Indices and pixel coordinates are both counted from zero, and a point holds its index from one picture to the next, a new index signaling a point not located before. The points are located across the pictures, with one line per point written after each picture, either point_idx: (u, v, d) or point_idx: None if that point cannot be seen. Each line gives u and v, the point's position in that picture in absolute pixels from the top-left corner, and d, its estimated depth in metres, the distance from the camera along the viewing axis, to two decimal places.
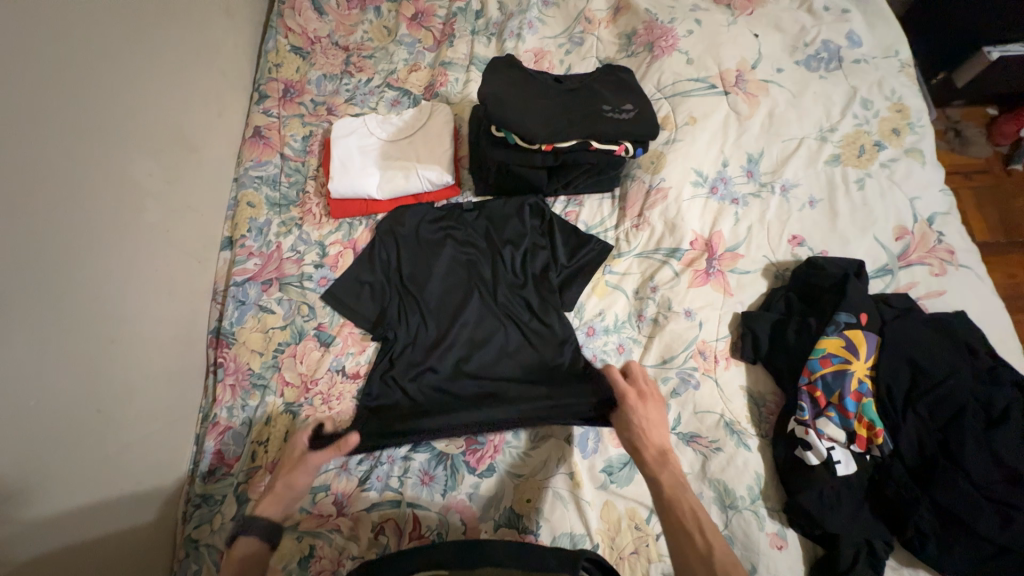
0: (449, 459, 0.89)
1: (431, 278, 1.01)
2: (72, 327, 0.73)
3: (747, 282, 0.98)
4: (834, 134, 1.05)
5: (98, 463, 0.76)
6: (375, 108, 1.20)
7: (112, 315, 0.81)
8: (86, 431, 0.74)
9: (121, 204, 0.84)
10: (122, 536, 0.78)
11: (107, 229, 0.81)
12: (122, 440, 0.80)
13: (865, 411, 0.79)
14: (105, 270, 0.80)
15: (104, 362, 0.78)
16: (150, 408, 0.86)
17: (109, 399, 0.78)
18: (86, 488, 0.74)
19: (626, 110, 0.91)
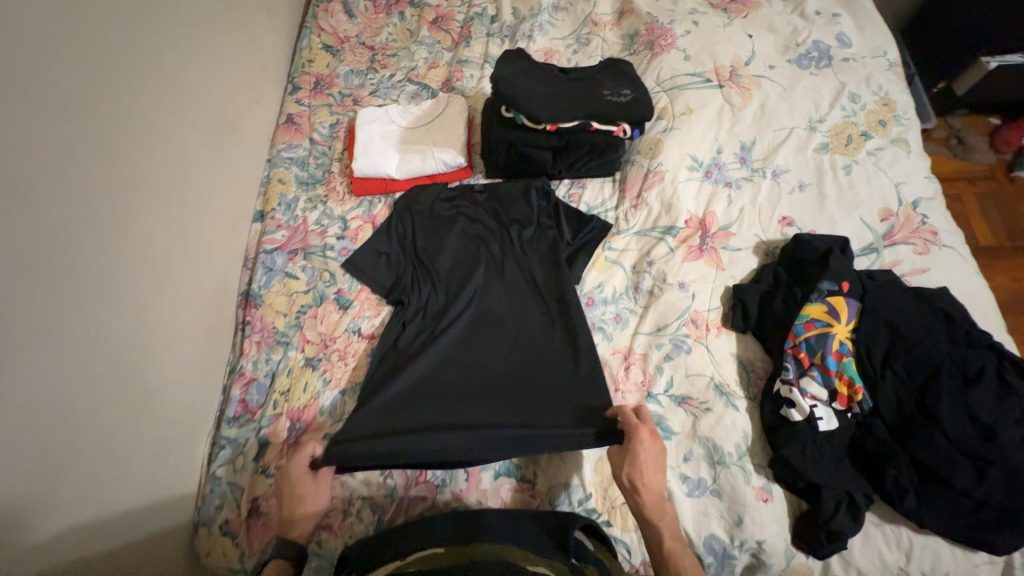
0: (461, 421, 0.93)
1: (442, 251, 1.09)
2: (137, 272, 0.83)
3: (738, 259, 1.04)
4: (823, 125, 1.12)
5: (150, 396, 0.85)
6: (396, 100, 1.31)
7: (166, 267, 0.91)
8: (143, 365, 0.83)
9: (174, 169, 0.95)
10: (162, 466, 0.87)
11: (166, 193, 0.92)
12: (167, 379, 0.89)
13: (846, 370, 0.84)
14: (160, 229, 0.90)
15: (159, 307, 0.88)
16: (189, 355, 0.95)
17: (156, 340, 0.87)
18: (143, 417, 0.83)
19: (623, 95, 1.00)
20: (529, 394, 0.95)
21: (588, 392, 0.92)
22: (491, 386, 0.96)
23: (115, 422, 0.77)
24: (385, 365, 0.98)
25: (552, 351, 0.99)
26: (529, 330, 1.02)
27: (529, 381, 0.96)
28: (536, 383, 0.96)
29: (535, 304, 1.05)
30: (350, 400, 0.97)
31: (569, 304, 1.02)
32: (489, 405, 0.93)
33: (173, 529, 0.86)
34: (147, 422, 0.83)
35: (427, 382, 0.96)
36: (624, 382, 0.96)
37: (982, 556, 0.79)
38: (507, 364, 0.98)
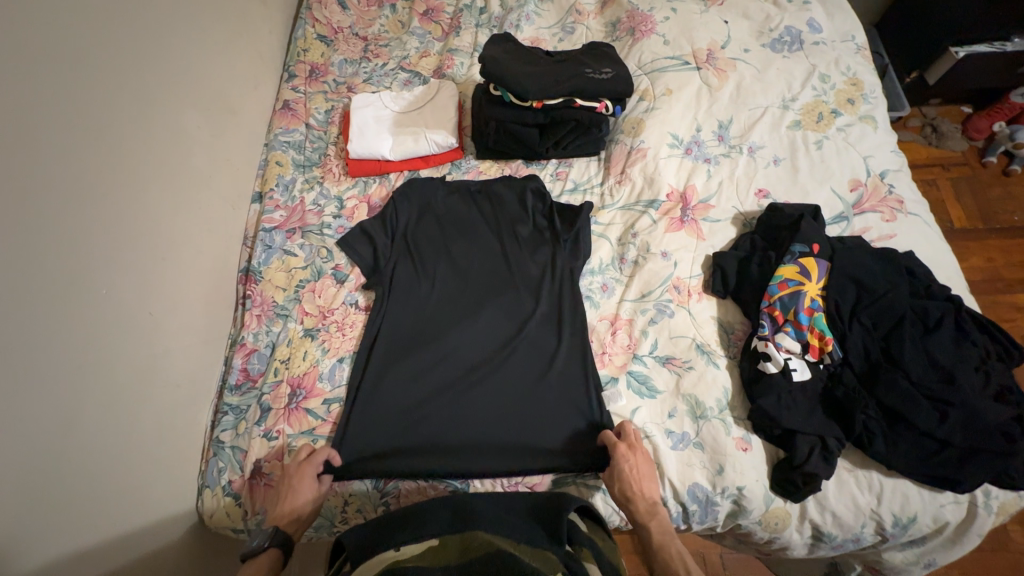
0: (463, 401, 0.97)
1: (436, 239, 1.13)
2: (138, 240, 0.87)
3: (718, 229, 1.09)
4: (796, 103, 1.18)
5: (154, 358, 0.88)
6: (389, 87, 1.36)
7: (168, 239, 0.95)
8: (146, 329, 0.87)
9: (174, 146, 0.99)
10: (168, 428, 0.90)
11: (166, 169, 0.96)
12: (170, 344, 0.92)
13: (817, 323, 0.89)
14: (161, 202, 0.93)
15: (159, 276, 0.91)
16: (191, 324, 0.99)
17: (158, 306, 0.90)
18: (146, 379, 0.86)
19: (605, 73, 1.05)
20: (517, 395, 0.98)
21: (578, 370, 0.99)
22: (486, 388, 0.98)
23: (120, 380, 0.80)
24: (390, 346, 1.03)
25: (540, 351, 1.02)
26: (519, 328, 1.04)
27: (528, 361, 1.01)
28: (532, 376, 0.99)
29: (535, 297, 1.07)
30: (349, 367, 1.01)
31: (562, 293, 1.06)
32: (483, 409, 0.97)
33: (178, 490, 0.90)
34: (151, 384, 0.87)
35: (418, 381, 1.00)
36: (611, 347, 1.02)
37: (948, 496, 0.84)
38: (507, 355, 1.01)
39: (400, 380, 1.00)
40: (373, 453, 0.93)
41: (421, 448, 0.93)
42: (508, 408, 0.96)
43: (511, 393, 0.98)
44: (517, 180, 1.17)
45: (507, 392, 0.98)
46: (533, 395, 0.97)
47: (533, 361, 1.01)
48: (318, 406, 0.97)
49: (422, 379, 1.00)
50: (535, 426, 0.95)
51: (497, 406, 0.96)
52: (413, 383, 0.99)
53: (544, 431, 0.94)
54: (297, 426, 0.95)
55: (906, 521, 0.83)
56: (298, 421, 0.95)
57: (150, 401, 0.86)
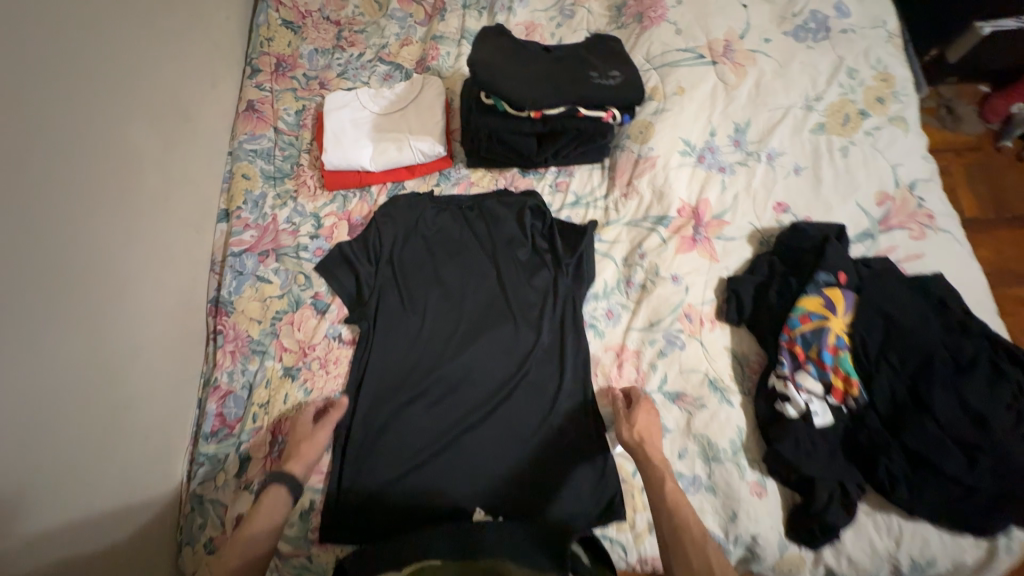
0: (462, 448, 0.91)
1: (425, 264, 1.03)
2: (84, 283, 0.76)
3: (732, 248, 1.00)
4: (820, 103, 1.07)
5: (115, 415, 0.79)
6: (367, 83, 1.21)
7: (121, 276, 0.83)
8: (103, 383, 0.77)
9: (122, 167, 0.86)
10: (135, 488, 0.82)
11: (113, 193, 0.83)
12: (134, 395, 0.83)
13: (842, 364, 0.81)
14: (109, 234, 0.81)
15: (114, 319, 0.81)
16: (158, 369, 0.89)
17: (115, 357, 0.80)
18: (107, 440, 0.77)
19: (612, 77, 0.92)
20: (520, 438, 0.92)
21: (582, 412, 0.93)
22: (487, 432, 0.92)
23: (73, 451, 0.71)
24: (379, 386, 0.95)
25: (541, 390, 0.95)
26: (519, 366, 0.97)
27: (530, 399, 0.94)
28: (536, 419, 0.93)
29: (537, 330, 0.99)
30: (335, 410, 0.94)
31: (564, 326, 0.98)
32: (485, 454, 0.91)
33: (151, 556, 0.82)
34: (113, 444, 0.78)
35: (413, 426, 0.93)
36: (617, 381, 0.95)
37: (969, 538, 0.79)
38: (507, 396, 0.94)
39: (393, 424, 0.93)
40: (368, 507, 0.87)
41: (420, 498, 0.87)
42: (509, 455, 0.91)
43: (512, 439, 0.92)
44: (515, 197, 1.07)
45: (508, 438, 0.92)
46: (535, 439, 0.92)
47: (536, 402, 0.95)
48: None
49: (416, 424, 0.93)
50: (539, 476, 0.89)
51: (499, 453, 0.91)
52: (407, 426, 0.93)
53: (546, 481, 0.89)
54: None
55: (924, 564, 0.78)
56: None
57: (114, 462, 0.78)
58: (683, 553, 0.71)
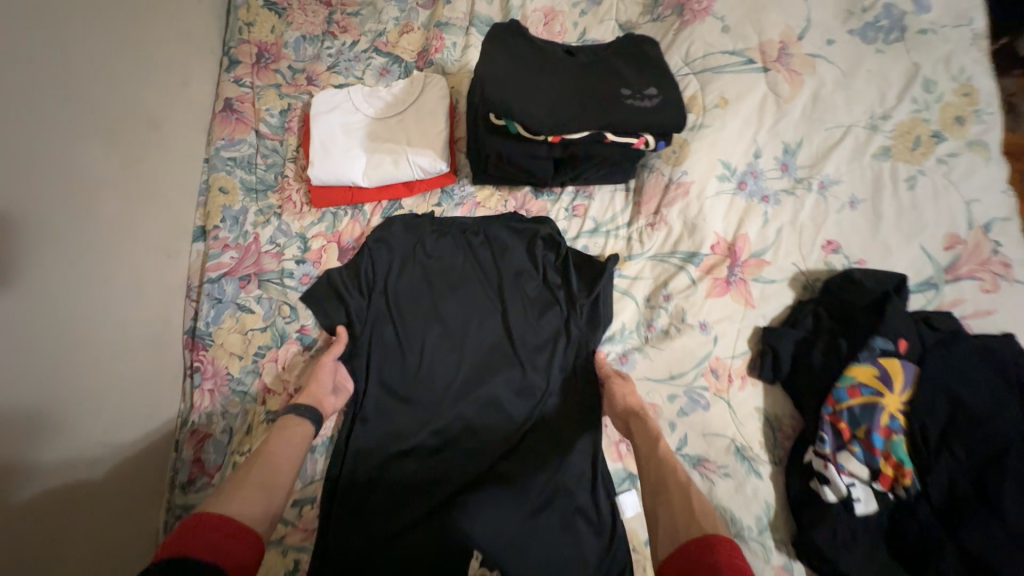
0: (469, 509, 0.79)
1: (423, 296, 0.91)
2: (29, 334, 0.67)
3: (772, 293, 0.88)
4: (887, 123, 0.91)
5: (74, 477, 0.71)
6: (361, 78, 1.07)
7: (72, 321, 0.73)
8: (56, 445, 0.69)
9: (67, 194, 0.75)
10: (108, 553, 0.72)
11: (55, 224, 0.72)
12: (97, 451, 0.75)
13: (894, 450, 0.71)
14: (53, 274, 0.71)
15: (67, 370, 0.72)
16: (127, 416, 0.80)
17: (69, 414, 0.71)
18: (69, 506, 0.69)
19: (648, 96, 0.78)
20: (525, 503, 0.80)
21: (595, 475, 0.83)
22: (495, 491, 0.81)
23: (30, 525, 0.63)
24: (368, 436, 0.84)
25: (552, 443, 0.85)
26: (529, 417, 0.87)
27: (539, 456, 0.84)
28: (546, 478, 0.82)
29: (547, 378, 0.88)
30: (322, 459, 0.85)
31: (575, 373, 0.89)
32: (497, 516, 0.79)
33: None
34: (76, 509, 0.70)
35: (408, 481, 0.82)
36: None
37: None
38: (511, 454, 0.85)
39: (385, 478, 0.82)
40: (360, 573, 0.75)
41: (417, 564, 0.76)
42: (518, 518, 0.79)
43: (522, 500, 0.81)
44: (527, 223, 0.95)
45: (517, 498, 0.81)
46: (541, 502, 0.81)
47: (545, 459, 0.84)
48: (288, 509, 0.82)
49: (411, 480, 0.82)
50: (547, 547, 0.78)
51: (508, 517, 0.79)
52: (404, 480, 0.82)
53: (554, 553, 0.77)
54: None
55: None
56: None
57: (82, 530, 0.70)
58: (667, 497, 0.64)
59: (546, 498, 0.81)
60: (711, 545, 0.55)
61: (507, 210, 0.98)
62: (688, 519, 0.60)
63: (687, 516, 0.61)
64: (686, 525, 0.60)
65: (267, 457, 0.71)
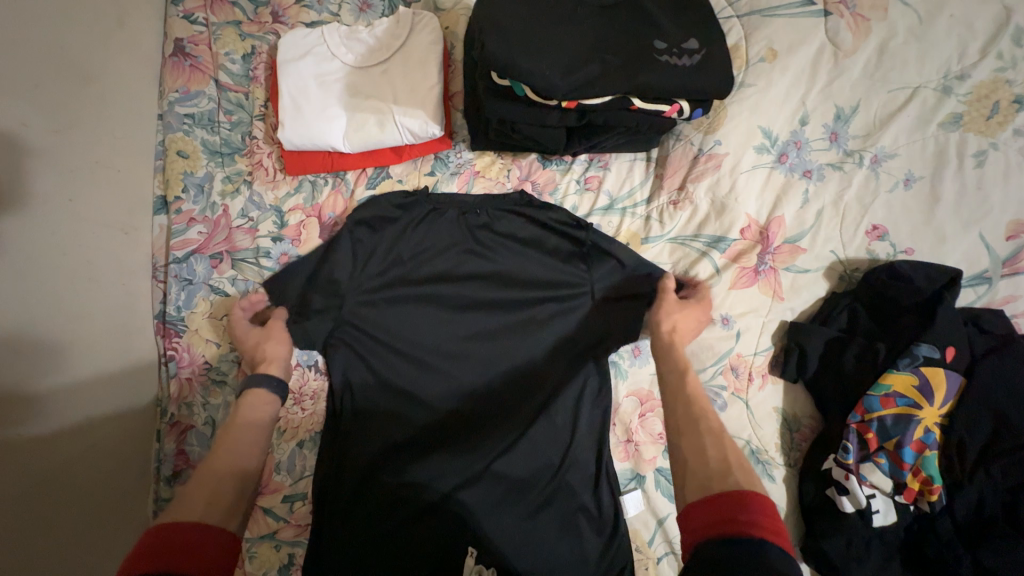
0: (467, 506, 0.75)
1: (418, 280, 0.82)
2: None
3: (803, 284, 0.79)
4: (963, 83, 0.76)
5: (43, 494, 0.63)
6: (337, 14, 0.89)
7: (30, 321, 0.64)
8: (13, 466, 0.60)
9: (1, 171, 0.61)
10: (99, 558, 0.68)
11: None
12: (54, 467, 0.65)
13: (925, 465, 0.67)
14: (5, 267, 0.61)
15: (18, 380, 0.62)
16: (88, 423, 0.71)
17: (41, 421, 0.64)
18: (40, 529, 0.61)
19: (688, 52, 0.65)
20: (528, 506, 0.75)
21: (600, 475, 0.79)
22: (499, 492, 0.76)
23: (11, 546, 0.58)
24: (360, 433, 0.78)
25: (557, 443, 0.79)
26: (536, 410, 0.80)
27: (545, 455, 0.78)
28: (551, 480, 0.77)
29: (553, 372, 0.81)
30: (311, 454, 0.81)
31: (583, 368, 0.81)
32: (497, 520, 0.75)
33: None
34: (65, 513, 0.65)
35: (401, 479, 0.75)
36: (637, 434, 0.83)
37: None
38: (513, 457, 0.77)
39: (377, 475, 0.76)
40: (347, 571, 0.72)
41: (412, 563, 0.72)
42: (521, 522, 0.75)
43: (525, 503, 0.76)
44: (536, 206, 0.83)
45: (519, 499, 0.76)
46: (543, 503, 0.76)
47: (551, 461, 0.78)
48: (278, 504, 0.78)
49: (406, 477, 0.75)
50: (547, 547, 0.74)
51: (511, 522, 0.75)
52: (396, 480, 0.75)
53: (558, 554, 0.74)
54: (253, 528, 0.77)
55: None
56: (254, 523, 0.78)
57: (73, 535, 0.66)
58: (697, 442, 0.58)
59: (551, 501, 0.76)
60: (744, 497, 0.49)
61: (511, 182, 0.86)
62: (721, 470, 0.54)
63: (718, 467, 0.54)
64: (717, 473, 0.53)
65: (230, 453, 0.63)
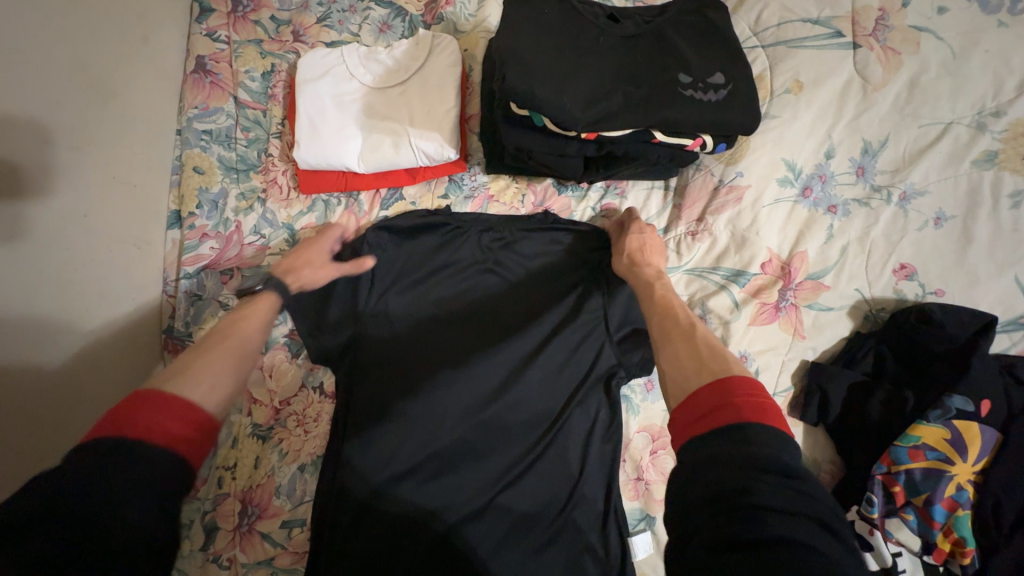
0: (469, 542, 0.72)
1: (428, 305, 0.80)
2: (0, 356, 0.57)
3: (826, 322, 0.76)
4: (998, 121, 0.73)
5: None
6: (358, 35, 0.90)
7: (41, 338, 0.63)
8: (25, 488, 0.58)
9: (25, 189, 0.62)
10: None
11: (18, 223, 0.61)
12: None
13: (957, 525, 0.63)
14: (20, 285, 0.60)
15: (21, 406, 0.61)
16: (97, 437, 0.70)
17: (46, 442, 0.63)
18: None
19: (713, 87, 0.63)
20: (533, 546, 0.72)
21: (609, 514, 0.75)
22: (503, 529, 0.73)
23: None
24: (357, 463, 0.74)
25: (564, 478, 0.76)
26: (541, 438, 0.76)
27: (552, 491, 0.75)
28: (558, 518, 0.74)
29: (563, 405, 0.78)
30: (312, 480, 0.79)
31: (594, 402, 0.79)
32: (501, 558, 0.71)
33: None
34: None
35: (402, 510, 0.72)
36: (648, 472, 0.80)
37: None
38: (518, 493, 0.74)
39: (375, 509, 0.72)
40: None
41: None
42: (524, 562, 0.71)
43: (530, 541, 0.72)
44: (560, 225, 0.82)
45: (523, 537, 0.73)
46: (547, 542, 0.73)
47: (558, 498, 0.75)
48: (276, 529, 0.77)
49: (405, 508, 0.72)
50: None
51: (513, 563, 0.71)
52: (395, 513, 0.72)
53: None
54: (249, 553, 0.75)
55: None
56: (250, 547, 0.76)
57: None
58: (672, 347, 0.58)
59: (557, 540, 0.73)
60: (720, 380, 0.49)
61: (525, 207, 0.85)
62: (696, 363, 0.54)
63: (693, 359, 0.54)
64: (694, 370, 0.53)
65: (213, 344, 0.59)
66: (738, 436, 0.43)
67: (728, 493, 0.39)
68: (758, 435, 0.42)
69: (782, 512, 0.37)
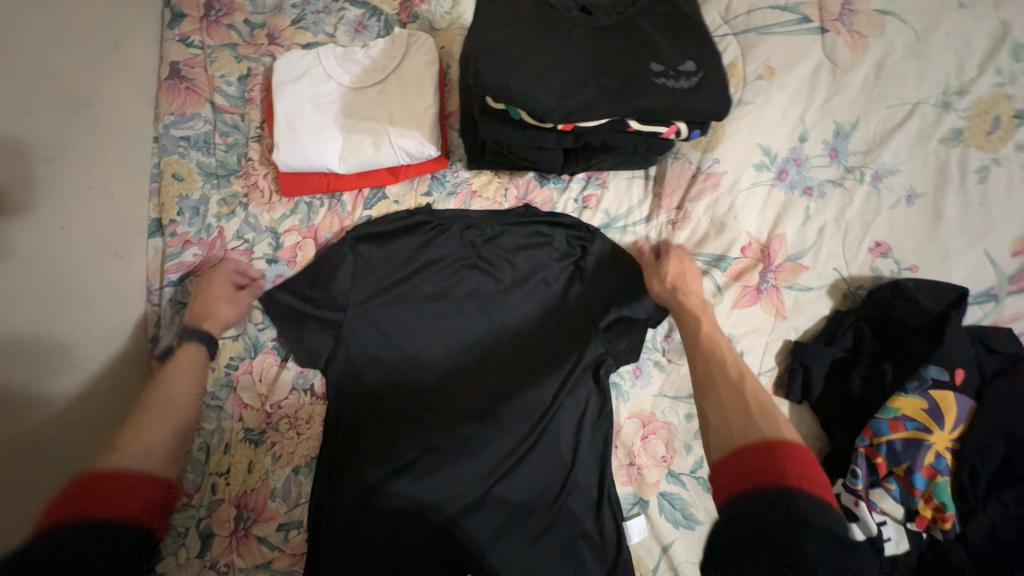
0: (465, 535, 0.72)
1: (415, 302, 0.80)
2: None
3: (807, 302, 0.77)
4: (962, 99, 0.75)
5: None
6: (333, 36, 0.89)
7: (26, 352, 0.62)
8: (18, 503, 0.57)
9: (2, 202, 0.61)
10: None
11: None
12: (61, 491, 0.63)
13: (938, 491, 0.65)
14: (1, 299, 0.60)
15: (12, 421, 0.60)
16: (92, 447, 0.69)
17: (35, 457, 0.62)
18: None
19: (684, 74, 0.64)
20: (528, 535, 0.73)
21: (603, 501, 0.76)
22: (498, 521, 0.73)
23: None
24: (349, 463, 0.74)
25: (557, 467, 0.76)
26: (533, 428, 0.77)
27: (545, 480, 0.76)
28: (552, 507, 0.75)
29: (553, 395, 0.79)
30: (307, 481, 0.79)
31: (584, 391, 0.79)
32: (496, 549, 0.72)
33: None
34: None
35: (396, 508, 0.72)
36: (640, 457, 0.81)
37: None
38: (512, 483, 0.75)
39: (369, 507, 0.72)
40: None
41: None
42: (520, 551, 0.72)
43: (525, 530, 0.73)
44: (543, 216, 0.83)
45: (518, 527, 0.73)
46: (542, 531, 0.73)
47: (552, 487, 0.76)
48: (273, 532, 0.76)
49: (400, 505, 0.73)
50: None
51: (508, 553, 0.72)
52: (389, 511, 0.72)
53: None
54: (246, 557, 0.75)
55: None
56: (247, 551, 0.75)
57: None
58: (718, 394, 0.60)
59: (552, 528, 0.74)
60: (769, 442, 0.51)
61: (509, 201, 0.86)
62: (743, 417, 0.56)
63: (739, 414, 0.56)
64: (742, 426, 0.55)
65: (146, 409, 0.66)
66: (785, 494, 0.46)
67: (773, 535, 0.43)
68: (805, 496, 0.46)
69: (819, 547, 0.42)
